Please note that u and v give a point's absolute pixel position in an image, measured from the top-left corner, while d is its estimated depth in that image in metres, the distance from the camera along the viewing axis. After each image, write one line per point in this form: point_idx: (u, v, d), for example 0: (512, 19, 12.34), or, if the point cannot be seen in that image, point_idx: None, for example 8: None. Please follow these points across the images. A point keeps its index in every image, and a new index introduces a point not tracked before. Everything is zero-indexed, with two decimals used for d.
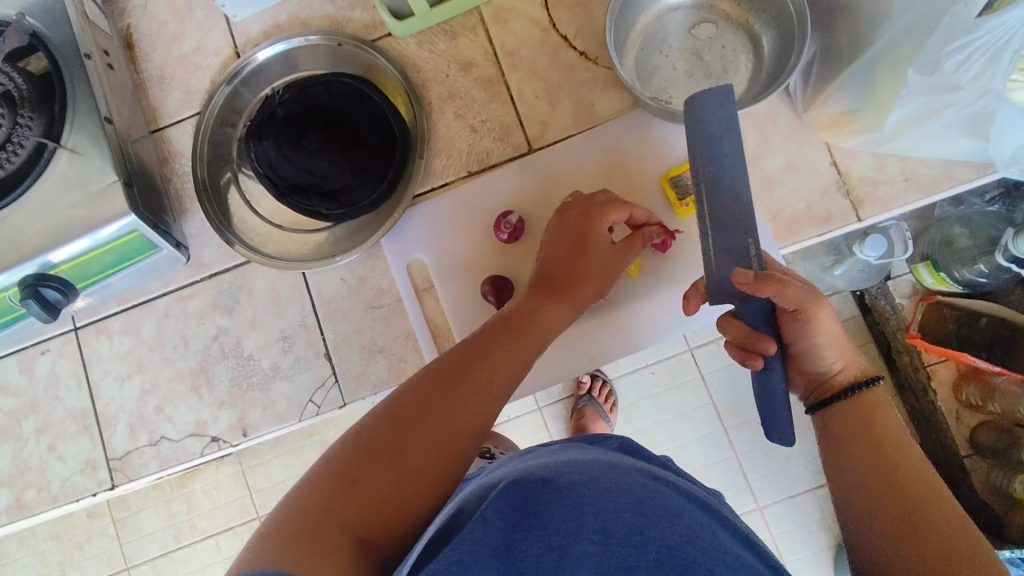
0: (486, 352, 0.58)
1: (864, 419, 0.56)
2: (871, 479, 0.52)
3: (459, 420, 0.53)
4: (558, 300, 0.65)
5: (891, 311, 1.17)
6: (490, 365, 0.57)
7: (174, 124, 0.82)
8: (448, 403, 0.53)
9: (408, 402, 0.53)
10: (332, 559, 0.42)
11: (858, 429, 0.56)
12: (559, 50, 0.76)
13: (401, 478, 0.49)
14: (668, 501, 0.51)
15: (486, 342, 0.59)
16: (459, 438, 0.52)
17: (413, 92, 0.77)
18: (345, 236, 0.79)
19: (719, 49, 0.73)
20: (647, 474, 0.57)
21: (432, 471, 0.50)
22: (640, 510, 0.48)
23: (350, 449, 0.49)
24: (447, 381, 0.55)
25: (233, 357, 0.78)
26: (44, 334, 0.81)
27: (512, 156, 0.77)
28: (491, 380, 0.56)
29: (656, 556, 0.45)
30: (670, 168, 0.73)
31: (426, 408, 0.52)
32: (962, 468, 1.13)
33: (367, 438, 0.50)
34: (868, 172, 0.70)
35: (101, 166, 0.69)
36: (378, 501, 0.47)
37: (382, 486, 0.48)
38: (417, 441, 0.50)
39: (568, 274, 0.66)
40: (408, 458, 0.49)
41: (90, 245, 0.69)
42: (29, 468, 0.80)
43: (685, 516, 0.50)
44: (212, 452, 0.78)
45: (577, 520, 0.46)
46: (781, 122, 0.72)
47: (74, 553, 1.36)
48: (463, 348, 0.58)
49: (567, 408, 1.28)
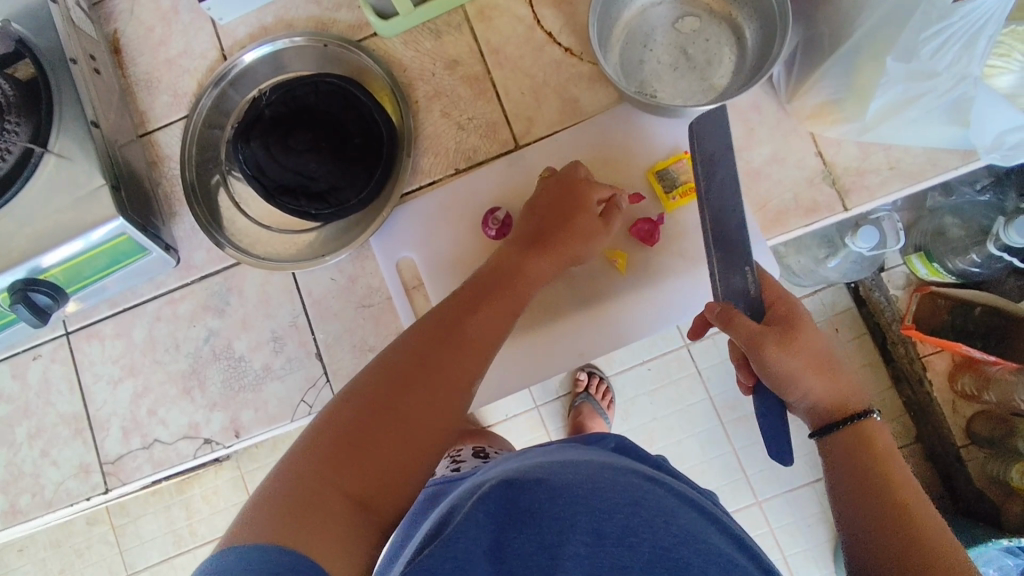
0: (472, 314, 0.58)
1: (861, 440, 0.56)
2: (874, 502, 0.51)
3: (446, 380, 0.54)
4: (543, 261, 0.65)
5: (885, 302, 1.19)
6: (475, 327, 0.58)
7: (163, 127, 0.82)
8: (435, 364, 0.54)
9: (395, 365, 0.53)
10: (328, 527, 0.43)
11: (856, 446, 0.55)
12: (544, 47, 0.76)
13: (391, 438, 0.49)
14: (662, 502, 0.53)
15: (472, 304, 0.60)
16: (448, 396, 0.53)
17: (400, 91, 0.78)
18: (334, 237, 0.79)
19: (703, 42, 0.73)
20: (642, 474, 0.59)
21: (424, 432, 0.51)
22: (635, 511, 0.50)
23: (341, 414, 0.50)
24: (433, 343, 0.55)
25: (225, 359, 0.79)
26: (36, 339, 0.81)
27: (499, 153, 0.77)
28: (477, 341, 0.57)
29: (648, 557, 0.47)
30: (656, 162, 0.73)
31: (413, 369, 0.53)
32: (959, 458, 1.14)
33: (357, 402, 0.50)
34: (853, 161, 0.71)
35: (90, 170, 0.70)
36: (371, 462, 0.48)
37: (374, 449, 0.48)
38: (406, 401, 0.51)
39: (550, 235, 0.65)
40: (398, 421, 0.50)
41: (84, 247, 0.70)
42: (23, 474, 0.80)
43: (680, 517, 0.52)
44: (206, 453, 0.78)
45: (570, 519, 0.48)
46: (766, 114, 0.72)
47: (74, 561, 1.36)
48: (448, 310, 0.59)
49: (564, 406, 1.28)
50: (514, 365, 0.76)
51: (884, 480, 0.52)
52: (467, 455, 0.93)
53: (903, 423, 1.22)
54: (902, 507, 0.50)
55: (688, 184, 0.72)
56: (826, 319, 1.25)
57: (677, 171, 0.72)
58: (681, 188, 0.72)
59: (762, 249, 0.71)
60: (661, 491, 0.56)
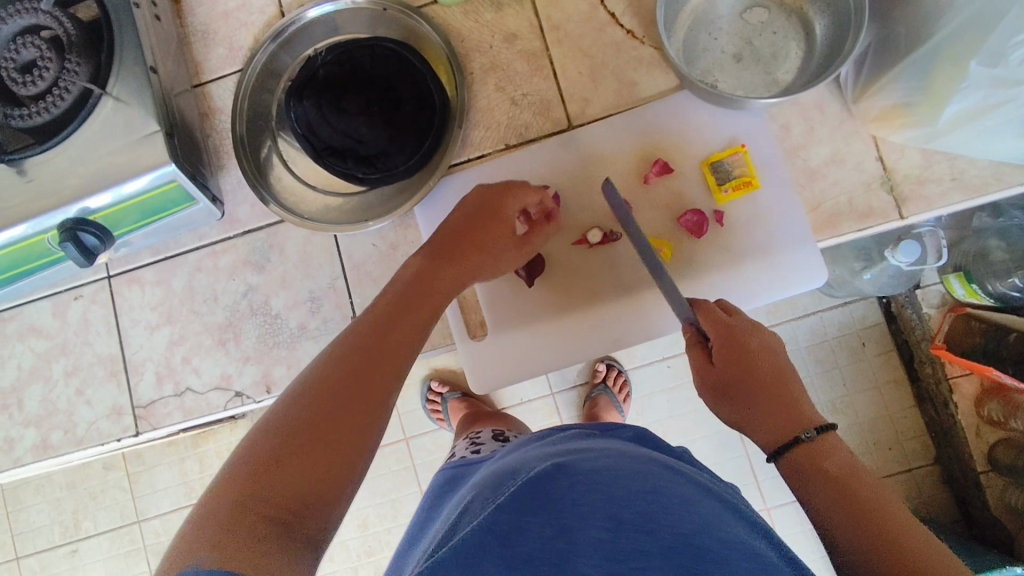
0: (394, 323, 0.58)
1: (822, 459, 0.54)
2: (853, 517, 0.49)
3: (367, 385, 0.53)
4: (462, 273, 0.66)
5: (916, 320, 1.16)
6: (398, 334, 0.57)
7: (217, 80, 0.83)
8: (356, 370, 0.53)
9: (313, 379, 0.52)
10: (254, 549, 0.41)
11: (818, 462, 0.54)
12: (606, 27, 0.75)
13: (317, 447, 0.48)
14: (678, 490, 0.54)
15: (394, 313, 0.59)
16: (372, 398, 0.52)
17: (456, 61, 0.77)
18: (378, 202, 0.79)
19: (770, 35, 0.72)
20: (658, 463, 0.59)
21: (349, 438, 0.50)
22: (654, 500, 0.52)
23: (264, 436, 0.48)
24: (352, 351, 0.54)
25: (262, 315, 0.79)
26: (78, 279, 0.82)
27: (552, 131, 0.76)
28: (397, 343, 0.57)
29: (669, 542, 0.48)
30: (712, 152, 0.72)
31: (333, 379, 0.52)
32: (977, 484, 1.12)
33: (277, 421, 0.49)
34: (914, 169, 0.69)
35: (145, 115, 0.70)
36: (300, 472, 0.46)
37: (299, 462, 0.47)
38: (327, 412, 0.50)
39: (468, 236, 0.66)
40: (323, 431, 0.49)
41: (114, 199, 0.70)
42: (57, 410, 0.82)
43: (696, 505, 0.53)
44: (236, 406, 0.79)
45: (591, 506, 0.50)
46: (829, 113, 0.70)
47: (88, 503, 1.39)
48: (370, 321, 0.58)
49: (580, 395, 1.28)
50: (544, 348, 0.76)
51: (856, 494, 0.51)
52: (487, 437, 0.93)
53: (923, 441, 1.20)
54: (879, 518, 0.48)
55: (742, 178, 0.70)
56: (854, 331, 1.23)
57: (732, 164, 0.71)
58: (734, 181, 0.71)
59: (809, 251, 0.70)
60: (678, 480, 0.57)
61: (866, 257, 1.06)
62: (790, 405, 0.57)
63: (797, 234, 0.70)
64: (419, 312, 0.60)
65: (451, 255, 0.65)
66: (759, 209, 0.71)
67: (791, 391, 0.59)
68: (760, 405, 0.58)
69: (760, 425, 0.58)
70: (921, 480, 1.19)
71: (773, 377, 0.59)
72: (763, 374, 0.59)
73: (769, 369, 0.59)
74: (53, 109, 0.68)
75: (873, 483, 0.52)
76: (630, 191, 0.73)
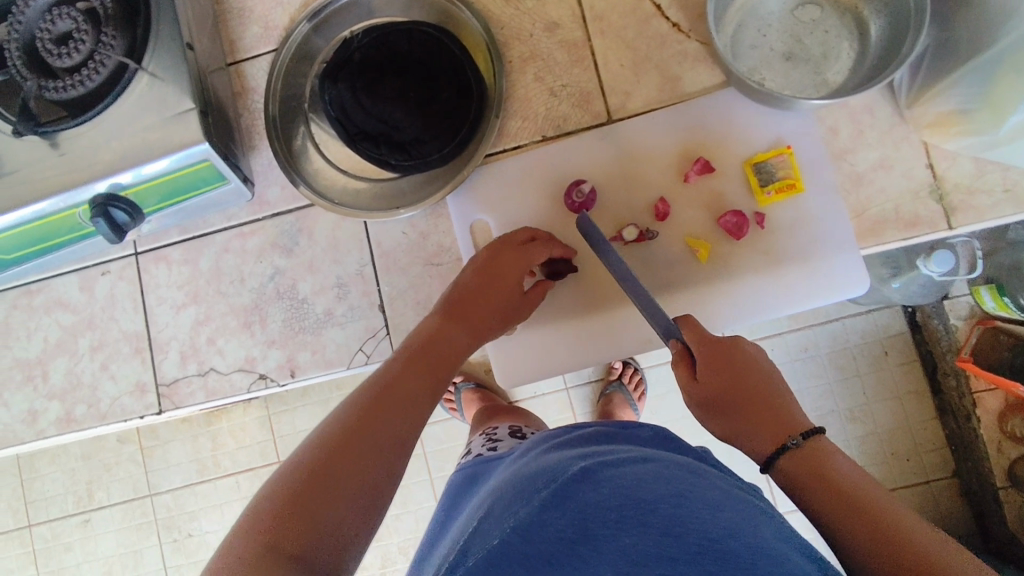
0: (406, 377, 0.59)
1: (816, 465, 0.52)
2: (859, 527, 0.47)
3: (385, 436, 0.54)
4: (471, 339, 0.67)
5: (943, 331, 1.13)
6: (410, 388, 0.59)
7: (251, 59, 0.81)
8: (374, 421, 0.54)
9: (328, 434, 0.52)
10: None
11: (812, 468, 0.52)
12: (651, 19, 0.73)
13: (332, 496, 0.48)
14: (707, 494, 0.52)
15: (406, 371, 0.60)
16: (390, 449, 0.53)
17: (496, 48, 0.74)
18: (411, 190, 0.78)
19: (821, 34, 0.69)
20: (681, 464, 0.57)
21: (369, 487, 0.50)
22: (680, 502, 0.49)
23: (280, 485, 0.48)
24: (366, 406, 0.55)
25: (288, 299, 0.79)
26: (106, 255, 0.82)
27: (591, 124, 0.74)
28: (408, 400, 0.58)
29: (696, 548, 0.46)
30: (755, 152, 0.71)
31: (347, 433, 0.52)
32: (996, 499, 1.10)
33: (292, 471, 0.49)
34: (965, 178, 0.67)
35: (180, 93, 0.69)
36: (315, 518, 0.47)
37: (321, 508, 0.47)
38: (348, 461, 0.50)
39: (474, 298, 0.67)
40: (344, 479, 0.49)
41: (133, 180, 0.69)
42: (82, 384, 0.82)
43: (726, 510, 0.50)
44: (259, 389, 0.78)
45: (615, 510, 0.48)
46: (878, 117, 0.68)
47: (101, 475, 1.40)
48: (382, 378, 0.59)
49: (594, 391, 1.26)
50: (573, 345, 0.75)
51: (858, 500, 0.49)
52: (504, 433, 0.91)
53: (942, 455, 1.17)
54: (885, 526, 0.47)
55: (786, 180, 0.69)
56: (876, 340, 1.19)
57: (776, 165, 0.70)
58: (778, 183, 0.69)
59: (851, 258, 0.69)
60: (705, 483, 0.54)
61: (894, 264, 1.04)
62: (776, 414, 0.57)
63: (838, 240, 0.69)
64: (433, 368, 0.62)
65: (462, 315, 0.67)
66: (802, 213, 0.69)
67: (779, 400, 0.58)
68: (744, 417, 0.57)
69: (751, 436, 0.57)
70: (939, 495, 1.16)
71: (758, 390, 0.58)
72: (747, 384, 0.59)
73: (752, 379, 0.59)
74: (87, 83, 0.67)
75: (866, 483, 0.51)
76: (668, 188, 0.72)
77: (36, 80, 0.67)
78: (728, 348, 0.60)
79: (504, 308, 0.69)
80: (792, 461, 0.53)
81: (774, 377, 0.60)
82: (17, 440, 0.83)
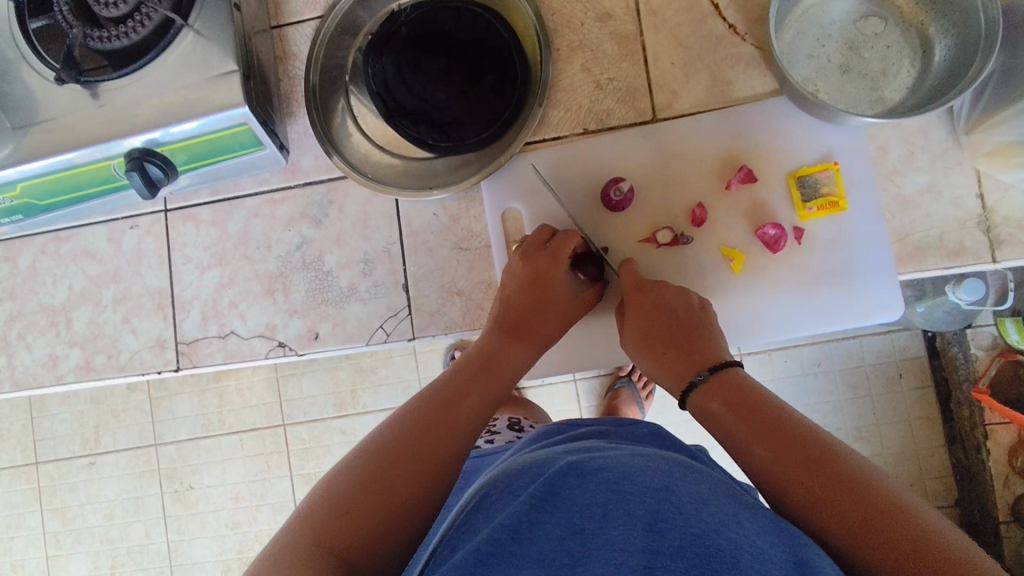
0: (458, 398, 0.61)
1: (723, 392, 0.56)
2: (767, 444, 0.50)
3: (435, 451, 0.56)
4: (516, 355, 0.67)
5: (961, 359, 1.12)
6: (462, 410, 0.60)
7: (295, 24, 0.80)
8: (425, 436, 0.56)
9: (382, 446, 0.55)
10: None
11: (725, 396, 0.56)
12: (707, 18, 0.71)
13: (383, 509, 0.51)
14: (696, 488, 0.48)
15: (456, 395, 0.61)
16: (438, 463, 0.55)
17: (545, 34, 0.73)
18: (445, 171, 0.77)
19: (882, 49, 0.67)
20: (672, 460, 0.53)
21: (412, 496, 0.53)
22: (667, 496, 0.46)
23: (332, 488, 0.52)
24: (421, 424, 0.57)
25: (313, 270, 0.79)
26: (136, 209, 0.82)
27: (634, 121, 0.73)
28: (459, 422, 0.59)
29: (679, 543, 0.42)
30: (800, 166, 0.69)
31: (400, 449, 0.55)
32: (995, 531, 1.11)
33: (346, 476, 0.52)
34: (1017, 212, 0.65)
35: (223, 52, 0.67)
36: (364, 524, 0.50)
37: (366, 510, 0.50)
38: (395, 470, 0.53)
39: (518, 315, 0.68)
40: (392, 487, 0.52)
41: (161, 138, 0.68)
42: (103, 334, 0.83)
43: (713, 504, 0.46)
44: (277, 356, 0.79)
45: (601, 504, 0.46)
46: (932, 141, 0.67)
47: (109, 420, 1.42)
48: (434, 398, 0.60)
49: (602, 385, 1.25)
50: (594, 342, 0.74)
51: (762, 419, 0.52)
52: (504, 426, 0.90)
53: (947, 483, 1.14)
54: (804, 453, 0.48)
55: (830, 198, 0.68)
56: (892, 361, 1.17)
57: (820, 181, 0.69)
58: (820, 199, 0.69)
59: (888, 283, 0.68)
60: (696, 476, 0.50)
61: (918, 289, 1.04)
62: (692, 350, 0.61)
63: (877, 265, 0.68)
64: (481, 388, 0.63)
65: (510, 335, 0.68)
66: (842, 231, 0.68)
67: (696, 333, 0.62)
68: (660, 358, 0.63)
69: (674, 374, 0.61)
70: None
71: (678, 330, 0.63)
72: (664, 327, 0.63)
73: (667, 318, 0.63)
74: (133, 35, 0.66)
75: (764, 398, 0.54)
76: (708, 194, 0.71)
77: (82, 29, 0.66)
78: (647, 294, 0.65)
79: (549, 312, 0.69)
80: (704, 397, 0.57)
81: (696, 316, 0.63)
82: (35, 382, 0.84)
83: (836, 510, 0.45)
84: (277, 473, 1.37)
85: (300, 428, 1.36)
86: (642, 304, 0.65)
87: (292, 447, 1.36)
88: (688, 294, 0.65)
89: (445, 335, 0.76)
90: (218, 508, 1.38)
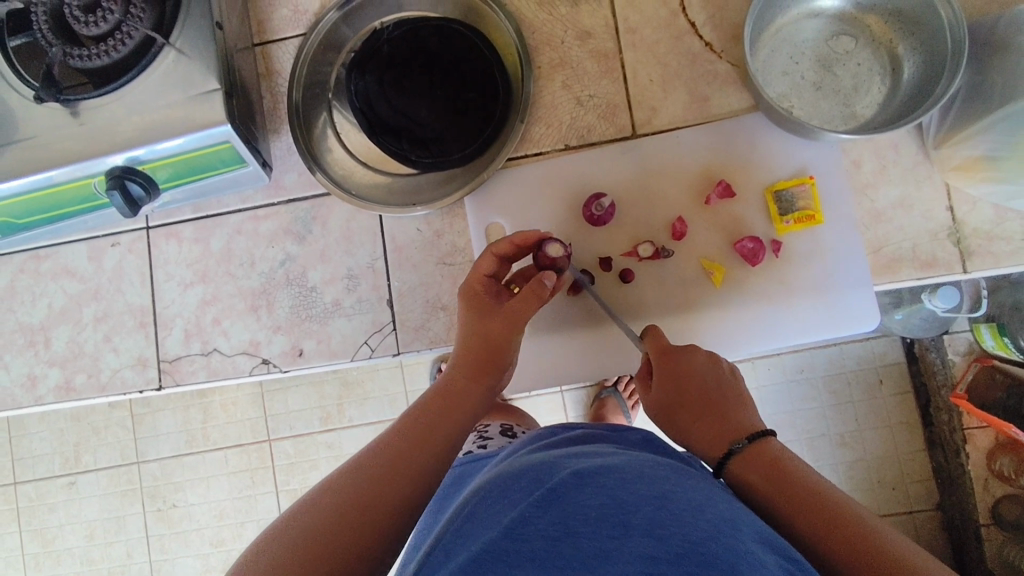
0: (442, 418, 0.62)
1: (763, 463, 0.54)
2: (773, 490, 0.51)
3: (419, 469, 0.57)
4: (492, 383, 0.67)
5: (939, 365, 1.13)
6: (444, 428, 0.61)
7: (278, 41, 0.80)
8: (410, 456, 0.57)
9: (370, 462, 0.56)
10: None
11: (756, 462, 0.54)
12: (685, 37, 0.73)
13: (365, 521, 0.51)
14: (693, 495, 0.48)
15: (439, 415, 0.62)
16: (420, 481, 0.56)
17: (526, 54, 0.74)
18: (428, 188, 0.78)
19: (853, 66, 0.70)
20: (668, 465, 0.53)
21: (395, 510, 0.53)
22: (664, 505, 0.46)
23: (325, 496, 0.52)
24: (406, 445, 0.58)
25: (297, 286, 0.78)
26: (117, 227, 0.81)
27: (614, 137, 0.74)
28: (443, 443, 0.60)
29: (677, 551, 0.42)
30: (777, 180, 0.71)
31: (387, 465, 0.56)
32: (976, 537, 1.10)
33: (333, 488, 0.53)
34: (985, 224, 0.67)
35: (205, 71, 0.67)
36: (342, 534, 0.50)
37: (353, 519, 0.51)
38: (382, 486, 0.54)
39: (493, 348, 0.67)
40: (379, 501, 0.53)
41: (147, 155, 0.67)
42: (84, 353, 0.82)
43: (708, 511, 0.46)
44: (261, 373, 0.78)
45: (597, 509, 0.46)
46: (903, 155, 0.69)
47: (90, 438, 1.40)
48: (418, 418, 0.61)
49: (588, 395, 1.25)
50: (580, 355, 0.75)
51: (770, 466, 0.53)
52: (495, 432, 0.90)
53: (926, 486, 1.16)
54: (791, 481, 0.51)
55: (806, 211, 0.70)
56: (871, 367, 1.19)
57: (797, 195, 0.70)
58: (797, 213, 0.70)
59: (865, 295, 0.69)
60: (689, 482, 0.50)
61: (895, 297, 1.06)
62: (720, 420, 0.59)
63: (855, 276, 0.69)
64: (461, 409, 0.63)
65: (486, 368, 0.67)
66: (819, 243, 0.70)
67: (725, 403, 0.60)
68: (694, 427, 0.60)
69: (709, 443, 0.58)
70: (919, 524, 1.16)
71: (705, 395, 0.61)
72: (693, 392, 0.61)
73: (697, 392, 0.61)
74: (113, 53, 0.66)
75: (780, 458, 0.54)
76: (688, 209, 0.72)
77: (62, 47, 0.66)
78: (675, 359, 0.64)
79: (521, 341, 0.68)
80: (738, 467, 0.55)
81: (724, 382, 0.62)
82: (14, 403, 0.82)
83: (832, 535, 0.47)
84: (262, 489, 1.35)
85: (285, 443, 1.35)
86: (670, 368, 0.63)
87: (277, 462, 1.35)
88: (715, 360, 0.64)
89: (430, 350, 0.76)
90: (202, 525, 1.36)
